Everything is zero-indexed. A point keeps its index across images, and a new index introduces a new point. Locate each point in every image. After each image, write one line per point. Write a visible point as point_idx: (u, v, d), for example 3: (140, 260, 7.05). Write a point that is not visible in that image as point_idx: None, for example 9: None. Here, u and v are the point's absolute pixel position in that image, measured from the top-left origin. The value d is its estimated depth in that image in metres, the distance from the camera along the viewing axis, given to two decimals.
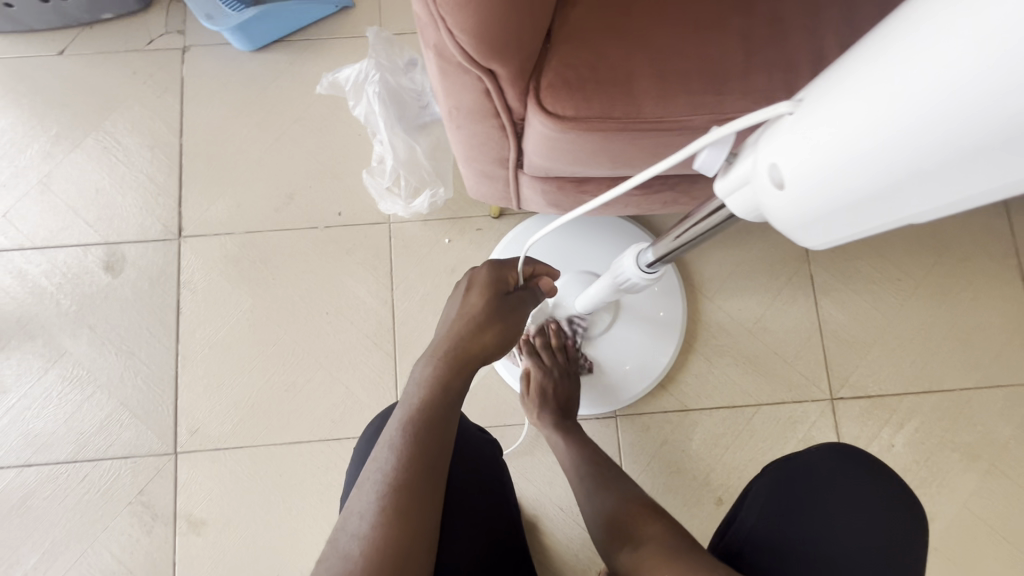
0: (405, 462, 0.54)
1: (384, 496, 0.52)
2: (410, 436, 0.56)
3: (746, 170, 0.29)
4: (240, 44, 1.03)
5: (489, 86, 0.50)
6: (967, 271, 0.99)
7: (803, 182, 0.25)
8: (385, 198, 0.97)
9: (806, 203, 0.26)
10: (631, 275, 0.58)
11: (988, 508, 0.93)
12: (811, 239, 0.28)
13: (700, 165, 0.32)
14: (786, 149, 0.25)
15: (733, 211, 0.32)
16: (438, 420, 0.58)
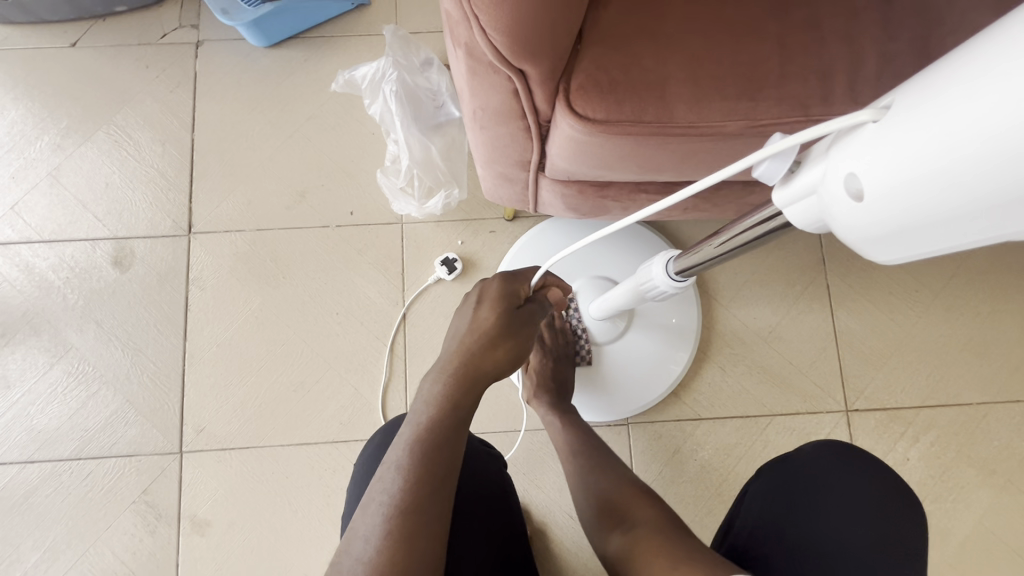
0: (412, 481, 0.50)
1: (388, 520, 0.48)
2: (418, 458, 0.52)
3: (814, 180, 0.28)
4: (255, 39, 1.02)
5: (518, 87, 0.49)
6: (985, 283, 0.97)
7: (881, 194, 0.23)
8: (399, 198, 0.96)
9: (880, 216, 0.24)
10: (658, 284, 0.57)
11: (1003, 524, 0.91)
12: (879, 256, 0.26)
13: (758, 175, 0.31)
14: (866, 157, 0.24)
15: (794, 222, 0.31)
16: (447, 442, 0.54)
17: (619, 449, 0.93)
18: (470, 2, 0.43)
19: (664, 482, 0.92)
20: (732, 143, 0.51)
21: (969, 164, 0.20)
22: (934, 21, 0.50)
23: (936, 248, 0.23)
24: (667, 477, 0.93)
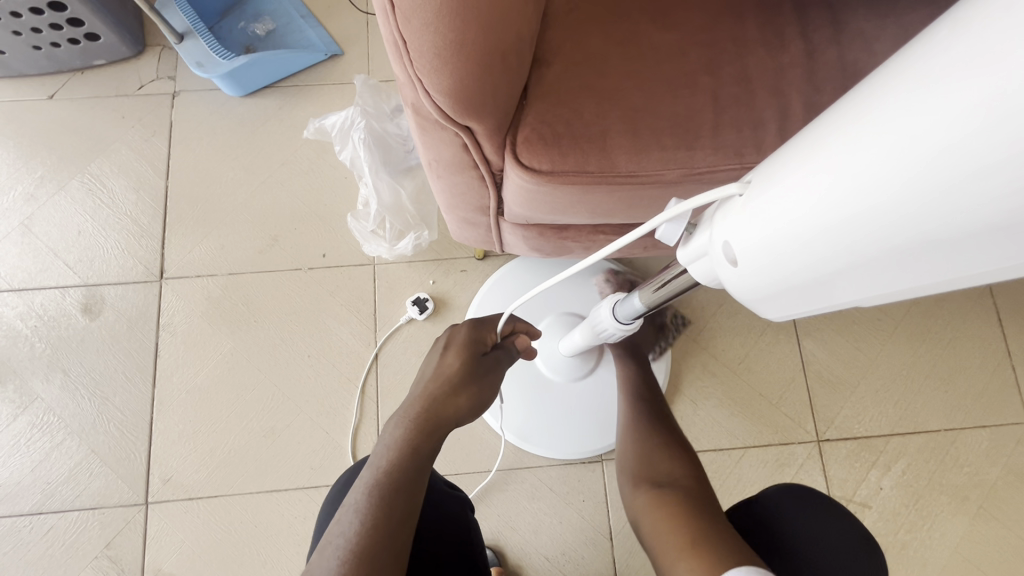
0: (369, 523, 0.49)
1: (343, 560, 0.47)
2: (376, 500, 0.51)
3: (704, 244, 0.34)
4: (229, 89, 1.05)
5: (467, 141, 0.52)
6: (944, 310, 1.00)
7: (751, 261, 0.30)
8: (370, 240, 0.97)
9: (755, 280, 0.31)
10: (614, 323, 0.59)
11: (980, 552, 0.91)
12: (763, 309, 0.33)
13: (661, 236, 0.36)
14: (736, 231, 0.30)
15: (695, 275, 0.37)
16: (407, 484, 0.53)
17: (594, 487, 0.92)
18: (413, 67, 0.45)
19: None
20: (673, 190, 0.53)
21: (810, 252, 0.26)
22: (855, 73, 0.53)
23: (801, 305, 0.31)
24: None
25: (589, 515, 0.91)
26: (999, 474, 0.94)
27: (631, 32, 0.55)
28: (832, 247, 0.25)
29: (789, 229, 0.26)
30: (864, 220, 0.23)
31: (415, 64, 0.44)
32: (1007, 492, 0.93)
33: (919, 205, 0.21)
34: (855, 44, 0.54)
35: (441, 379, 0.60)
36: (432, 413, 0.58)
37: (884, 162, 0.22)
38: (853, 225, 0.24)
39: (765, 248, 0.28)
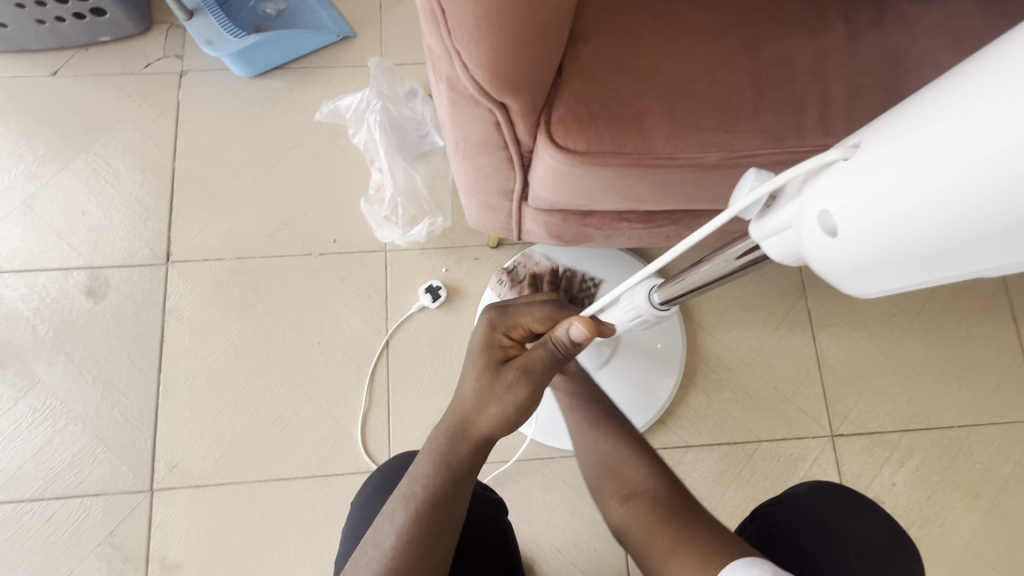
0: (406, 540, 0.50)
1: (383, 572, 0.49)
2: (413, 517, 0.51)
3: (788, 216, 0.29)
4: (239, 69, 1.02)
5: (500, 119, 0.50)
6: (959, 306, 1.00)
7: (847, 231, 0.25)
8: (383, 226, 0.96)
9: (854, 257, 0.25)
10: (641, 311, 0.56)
11: (991, 548, 0.91)
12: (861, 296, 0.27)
13: (738, 210, 0.33)
14: (833, 195, 0.25)
15: (772, 256, 0.32)
16: (444, 502, 0.52)
17: None
18: (451, 38, 0.43)
19: None
20: (710, 173, 0.52)
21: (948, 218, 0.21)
22: (897, 57, 0.52)
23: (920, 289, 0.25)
24: None
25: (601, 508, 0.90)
26: (1011, 471, 0.94)
27: (669, 12, 0.53)
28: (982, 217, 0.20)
29: (907, 185, 0.22)
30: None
31: (454, 35, 0.43)
32: (1018, 489, 0.93)
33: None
34: (899, 28, 0.53)
35: (485, 407, 0.53)
36: (475, 432, 0.53)
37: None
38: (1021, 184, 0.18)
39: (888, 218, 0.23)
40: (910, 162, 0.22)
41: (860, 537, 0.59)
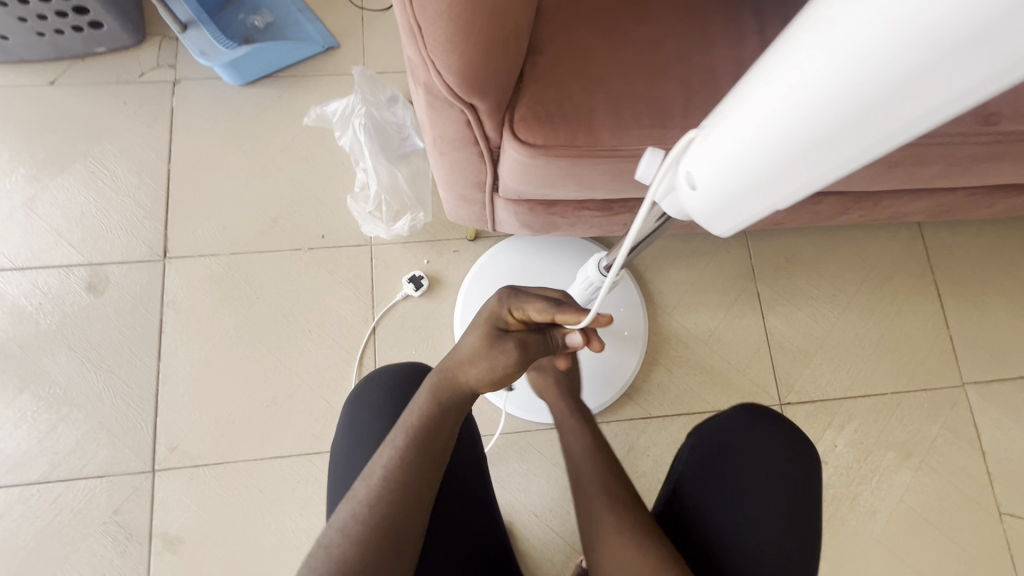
0: (408, 459, 0.57)
1: (368, 504, 0.54)
2: (414, 443, 0.58)
3: (672, 179, 0.40)
4: (230, 78, 1.09)
5: (470, 118, 0.59)
6: (890, 286, 1.11)
7: (715, 186, 0.35)
8: (368, 222, 1.03)
9: (722, 201, 0.36)
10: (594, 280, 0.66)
11: (922, 501, 1.02)
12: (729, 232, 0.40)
13: (641, 174, 0.43)
14: (701, 162, 0.36)
15: (669, 209, 0.43)
16: (440, 432, 0.60)
17: None
18: (427, 50, 0.52)
19: None
20: None
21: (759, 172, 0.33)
22: None
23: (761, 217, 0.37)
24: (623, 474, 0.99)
25: None
26: (938, 431, 1.05)
27: (613, 27, 0.63)
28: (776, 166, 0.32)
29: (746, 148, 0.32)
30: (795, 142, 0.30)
31: (430, 48, 0.51)
32: (945, 447, 1.04)
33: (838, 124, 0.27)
34: None
35: (476, 361, 0.60)
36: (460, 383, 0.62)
37: (811, 106, 0.28)
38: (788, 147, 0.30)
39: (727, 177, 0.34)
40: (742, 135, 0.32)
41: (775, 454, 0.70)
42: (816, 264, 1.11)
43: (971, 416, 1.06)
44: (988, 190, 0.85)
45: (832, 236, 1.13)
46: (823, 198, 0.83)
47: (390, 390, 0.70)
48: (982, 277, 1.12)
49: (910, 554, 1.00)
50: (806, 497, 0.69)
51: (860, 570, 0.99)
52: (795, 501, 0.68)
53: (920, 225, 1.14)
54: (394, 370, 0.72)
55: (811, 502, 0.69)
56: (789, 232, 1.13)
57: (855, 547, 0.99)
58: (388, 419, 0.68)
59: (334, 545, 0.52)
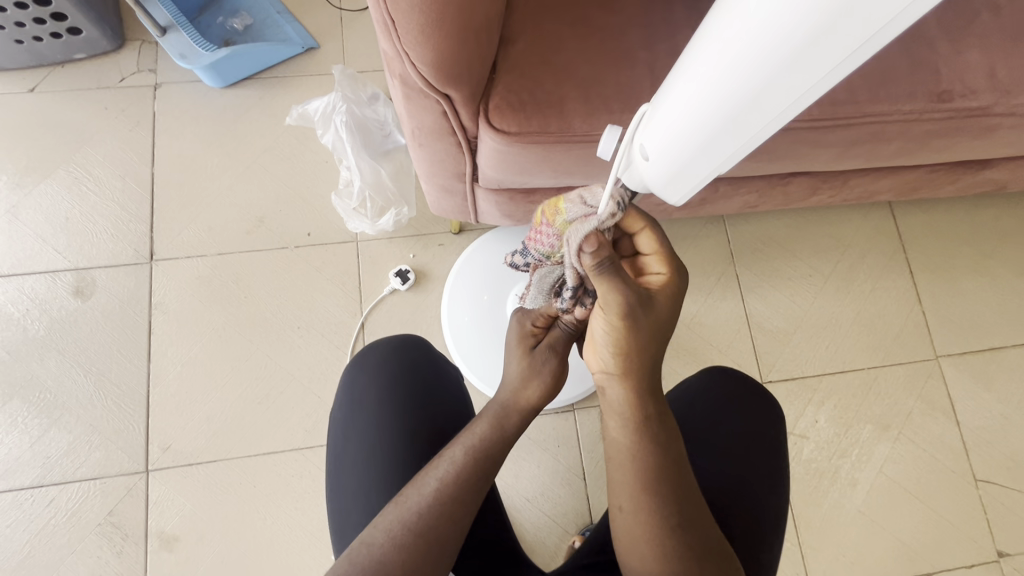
0: (463, 483, 0.55)
1: (422, 518, 0.52)
2: (471, 465, 0.56)
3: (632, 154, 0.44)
4: (211, 80, 1.10)
5: (446, 108, 0.61)
6: (865, 265, 1.15)
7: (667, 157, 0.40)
8: (353, 218, 1.05)
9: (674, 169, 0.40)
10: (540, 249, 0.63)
11: (901, 471, 1.05)
12: (683, 198, 0.44)
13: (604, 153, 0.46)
14: (652, 138, 0.40)
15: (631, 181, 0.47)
16: (496, 456, 0.58)
17: (567, 433, 1.02)
18: (401, 43, 0.54)
19: None
20: None
21: (699, 141, 0.37)
22: None
23: (709, 180, 0.41)
24: None
25: (563, 458, 1.01)
26: (914, 404, 1.08)
27: (582, 17, 0.65)
28: (712, 133, 0.36)
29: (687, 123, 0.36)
30: (723, 111, 0.34)
31: (403, 41, 0.53)
32: (922, 419, 1.08)
33: (757, 91, 0.31)
34: None
35: (530, 384, 0.60)
36: (524, 413, 0.60)
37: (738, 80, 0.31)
38: (718, 117, 0.34)
39: (674, 147, 0.38)
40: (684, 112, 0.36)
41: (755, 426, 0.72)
42: (792, 246, 1.15)
43: (946, 388, 1.09)
44: (950, 166, 0.89)
45: (807, 219, 1.16)
46: (793, 179, 0.86)
47: (376, 377, 0.70)
48: (952, 253, 1.16)
49: (891, 523, 1.03)
50: (773, 448, 0.71)
51: (844, 540, 1.02)
52: (761, 454, 0.70)
53: (891, 206, 1.18)
54: (379, 357, 0.72)
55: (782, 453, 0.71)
56: (765, 215, 1.16)
57: (838, 519, 1.02)
58: (378, 408, 0.69)
59: (384, 552, 0.50)
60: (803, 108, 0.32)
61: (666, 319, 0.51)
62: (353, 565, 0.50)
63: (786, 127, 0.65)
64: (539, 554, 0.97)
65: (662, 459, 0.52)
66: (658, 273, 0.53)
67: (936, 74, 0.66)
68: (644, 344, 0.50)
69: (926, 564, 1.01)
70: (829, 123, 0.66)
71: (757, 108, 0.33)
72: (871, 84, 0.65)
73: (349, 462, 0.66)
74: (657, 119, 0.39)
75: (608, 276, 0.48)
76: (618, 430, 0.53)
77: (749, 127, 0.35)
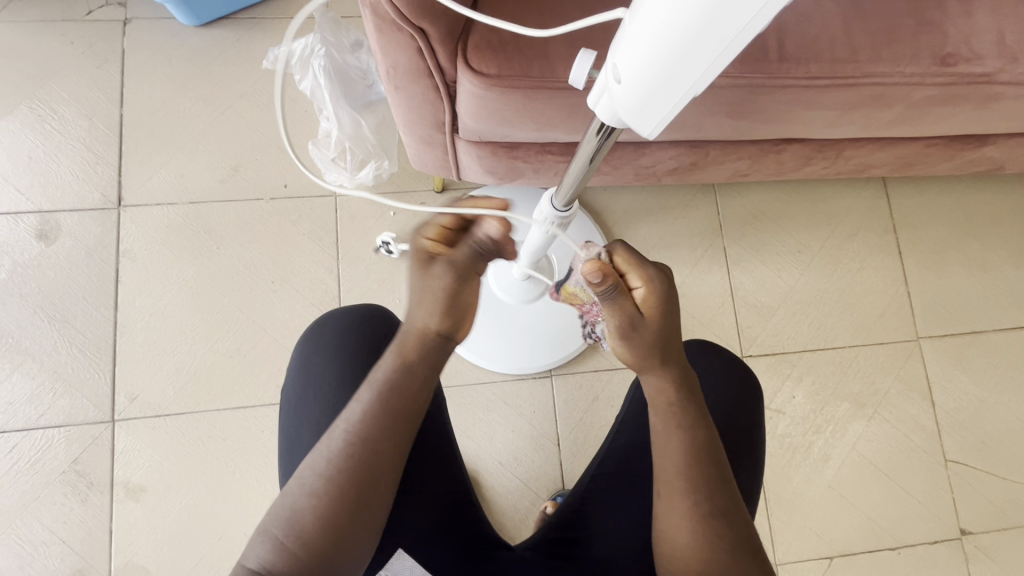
0: (369, 424, 0.54)
1: (332, 466, 0.53)
2: (377, 402, 0.55)
3: (603, 81, 0.41)
4: (185, 18, 1.04)
5: (421, 45, 0.58)
6: (854, 243, 1.13)
7: (633, 81, 0.37)
8: (331, 168, 1.02)
9: (641, 93, 0.37)
10: (548, 216, 0.70)
11: (873, 448, 1.06)
12: (657, 129, 0.40)
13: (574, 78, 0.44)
14: (619, 59, 0.37)
15: (602, 113, 0.44)
16: (410, 390, 0.56)
17: (544, 399, 1.01)
18: None
19: (584, 428, 1.00)
20: None
21: (666, 60, 0.33)
22: None
23: (680, 109, 0.38)
24: (588, 422, 1.01)
25: (539, 425, 1.00)
26: (892, 383, 1.08)
27: None
28: (678, 50, 0.32)
29: (648, 38, 0.33)
30: (683, 24, 0.31)
31: None
32: (898, 399, 1.08)
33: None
34: None
35: (423, 304, 0.56)
36: (422, 337, 0.57)
37: None
38: (691, 26, 0.31)
39: (644, 67, 0.35)
40: (644, 27, 0.33)
41: (758, 422, 0.71)
42: (783, 221, 1.12)
43: (924, 369, 1.09)
44: (949, 140, 0.86)
45: (800, 192, 1.14)
46: (786, 146, 0.83)
47: (336, 359, 0.68)
48: (943, 235, 1.15)
49: (859, 499, 1.04)
50: (750, 430, 0.70)
51: (812, 513, 1.03)
52: (739, 435, 0.69)
53: (885, 183, 1.15)
54: (335, 335, 0.69)
55: (758, 437, 0.70)
56: (756, 187, 1.13)
57: (808, 493, 1.03)
58: (333, 395, 0.67)
59: (298, 500, 0.52)
60: (769, 16, 0.29)
61: (660, 325, 0.57)
62: (273, 515, 0.53)
63: (782, 84, 0.62)
64: (509, 522, 0.97)
65: (697, 444, 0.57)
66: (639, 287, 0.56)
67: (942, 35, 0.63)
68: (653, 351, 0.57)
69: (890, 539, 1.03)
70: (828, 82, 0.62)
71: (732, 10, 0.29)
72: (874, 41, 0.62)
73: (307, 454, 0.65)
74: (629, 37, 0.35)
75: (607, 303, 0.56)
76: (660, 419, 0.58)
77: (723, 37, 0.31)
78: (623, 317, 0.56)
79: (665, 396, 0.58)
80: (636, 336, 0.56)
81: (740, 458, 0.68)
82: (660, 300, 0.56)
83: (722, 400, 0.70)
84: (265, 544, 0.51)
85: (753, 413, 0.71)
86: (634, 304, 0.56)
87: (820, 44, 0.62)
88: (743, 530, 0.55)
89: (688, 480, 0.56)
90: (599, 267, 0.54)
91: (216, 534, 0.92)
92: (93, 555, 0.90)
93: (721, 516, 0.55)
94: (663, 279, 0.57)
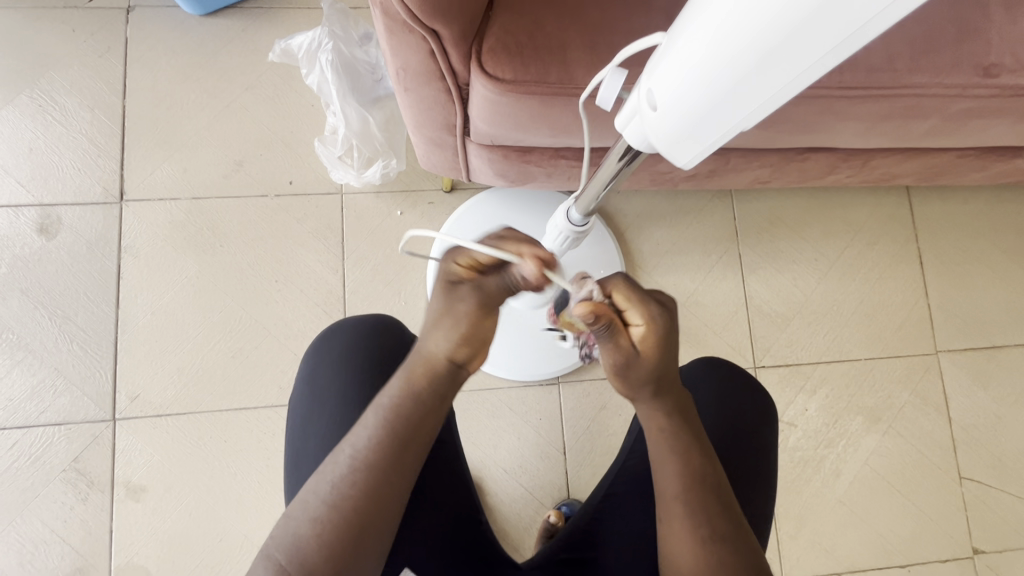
0: (375, 450, 0.52)
1: (336, 492, 0.51)
2: (386, 428, 0.53)
3: (635, 103, 0.38)
4: (189, 6, 1.01)
5: (433, 47, 0.55)
6: (874, 253, 1.09)
7: (670, 108, 0.34)
8: (337, 166, 0.98)
9: (677, 124, 0.35)
10: (563, 230, 0.68)
11: (886, 464, 1.03)
12: (690, 162, 0.37)
13: (602, 96, 0.42)
14: (657, 84, 0.34)
15: (630, 136, 0.41)
16: (417, 417, 0.54)
17: (551, 406, 0.99)
18: None
19: (591, 437, 0.98)
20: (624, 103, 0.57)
21: (708, 94, 0.31)
22: None
23: (715, 147, 0.35)
24: (594, 431, 0.98)
25: (545, 433, 0.98)
26: (908, 398, 1.05)
27: None
28: (724, 85, 0.30)
29: (693, 68, 0.30)
30: (736, 57, 0.28)
31: None
32: (914, 414, 1.05)
33: (797, 26, 0.25)
34: None
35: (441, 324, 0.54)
36: (433, 363, 0.54)
37: (757, 15, 0.26)
38: (746, 59, 0.28)
39: (684, 97, 0.32)
40: (690, 54, 0.30)
41: (773, 445, 0.68)
42: (801, 228, 1.09)
43: (942, 384, 1.06)
44: (982, 152, 0.82)
45: (820, 198, 1.10)
46: (811, 155, 0.79)
47: (340, 370, 0.66)
48: (966, 246, 1.11)
49: (870, 515, 1.02)
50: (762, 451, 0.67)
51: (820, 528, 1.01)
52: (750, 457, 0.67)
53: (908, 191, 1.12)
54: (342, 345, 0.67)
55: (772, 461, 0.68)
56: (774, 192, 1.09)
57: (817, 508, 1.01)
58: (340, 405, 0.65)
59: (302, 526, 0.50)
60: (833, 60, 0.27)
61: (658, 364, 0.53)
62: (276, 538, 0.51)
63: (814, 93, 0.58)
64: (513, 530, 0.96)
65: (700, 474, 0.55)
66: (638, 326, 0.52)
67: (985, 44, 0.59)
68: (648, 390, 0.55)
69: (899, 556, 1.01)
70: (862, 92, 0.59)
71: (793, 50, 0.26)
72: (912, 49, 0.58)
73: (311, 467, 0.63)
74: (670, 63, 0.32)
75: (601, 341, 0.52)
76: (664, 449, 0.56)
77: (782, 74, 0.28)
78: (619, 357, 0.52)
79: (657, 424, 0.56)
80: (631, 373, 0.53)
81: (755, 482, 0.66)
82: (661, 339, 0.52)
83: (739, 421, 0.68)
84: (265, 566, 0.50)
85: (766, 433, 0.68)
86: (629, 342, 0.52)
87: (856, 52, 0.58)
88: (748, 558, 0.52)
89: (693, 509, 0.54)
90: (589, 309, 0.50)
91: (217, 536, 0.91)
92: (93, 555, 0.89)
93: (723, 543, 0.52)
94: (666, 315, 0.52)
